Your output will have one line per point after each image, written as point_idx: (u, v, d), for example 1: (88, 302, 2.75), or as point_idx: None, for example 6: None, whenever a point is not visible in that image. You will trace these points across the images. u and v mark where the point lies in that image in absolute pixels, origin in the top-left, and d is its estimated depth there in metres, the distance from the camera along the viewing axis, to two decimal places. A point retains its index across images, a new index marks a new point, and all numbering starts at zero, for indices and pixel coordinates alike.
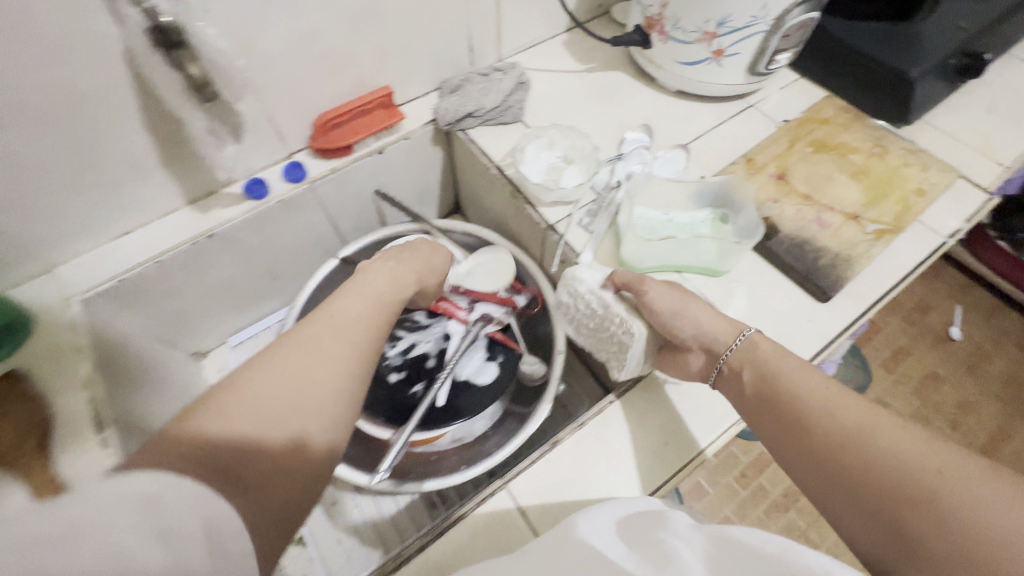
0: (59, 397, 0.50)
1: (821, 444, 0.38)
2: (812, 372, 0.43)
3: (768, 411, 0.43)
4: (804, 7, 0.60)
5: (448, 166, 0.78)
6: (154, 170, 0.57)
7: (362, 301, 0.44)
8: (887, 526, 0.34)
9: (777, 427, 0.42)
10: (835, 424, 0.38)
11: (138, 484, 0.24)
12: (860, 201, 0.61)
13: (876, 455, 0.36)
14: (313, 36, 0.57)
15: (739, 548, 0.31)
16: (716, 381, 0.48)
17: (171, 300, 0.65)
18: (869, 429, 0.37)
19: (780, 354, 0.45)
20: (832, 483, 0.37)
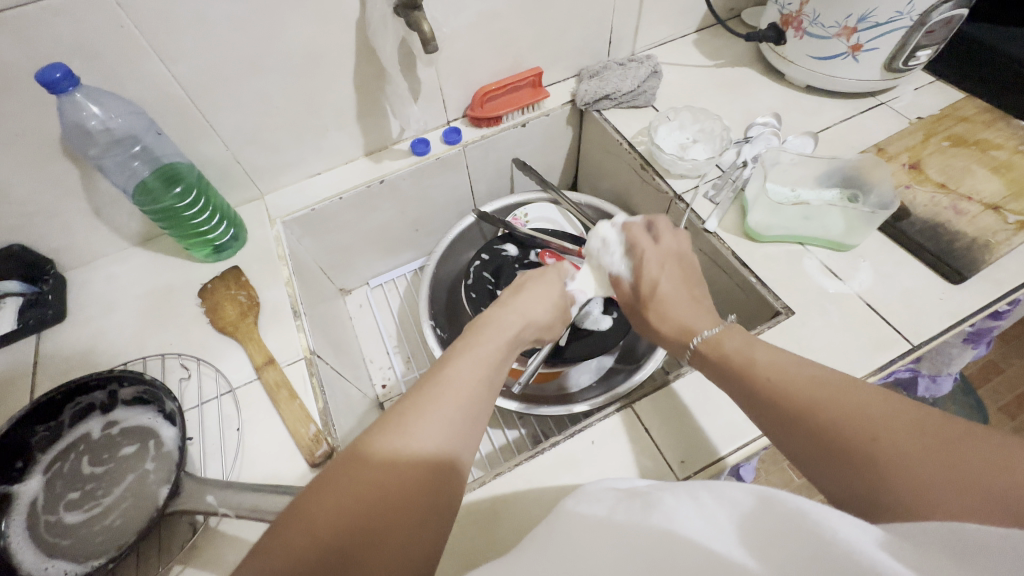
0: (268, 290, 0.63)
1: (780, 412, 0.39)
2: (807, 368, 0.41)
3: (734, 380, 0.44)
4: (953, 4, 0.62)
5: (576, 145, 0.87)
6: (350, 122, 0.70)
7: (479, 368, 0.43)
8: (845, 485, 0.34)
9: (781, 426, 0.39)
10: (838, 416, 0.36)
11: None
12: (1002, 193, 0.61)
13: (825, 416, 0.36)
14: (490, 18, 0.67)
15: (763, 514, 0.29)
16: (693, 361, 0.50)
17: (340, 235, 0.78)
18: (837, 397, 0.37)
19: (744, 335, 0.47)
20: (795, 446, 0.38)
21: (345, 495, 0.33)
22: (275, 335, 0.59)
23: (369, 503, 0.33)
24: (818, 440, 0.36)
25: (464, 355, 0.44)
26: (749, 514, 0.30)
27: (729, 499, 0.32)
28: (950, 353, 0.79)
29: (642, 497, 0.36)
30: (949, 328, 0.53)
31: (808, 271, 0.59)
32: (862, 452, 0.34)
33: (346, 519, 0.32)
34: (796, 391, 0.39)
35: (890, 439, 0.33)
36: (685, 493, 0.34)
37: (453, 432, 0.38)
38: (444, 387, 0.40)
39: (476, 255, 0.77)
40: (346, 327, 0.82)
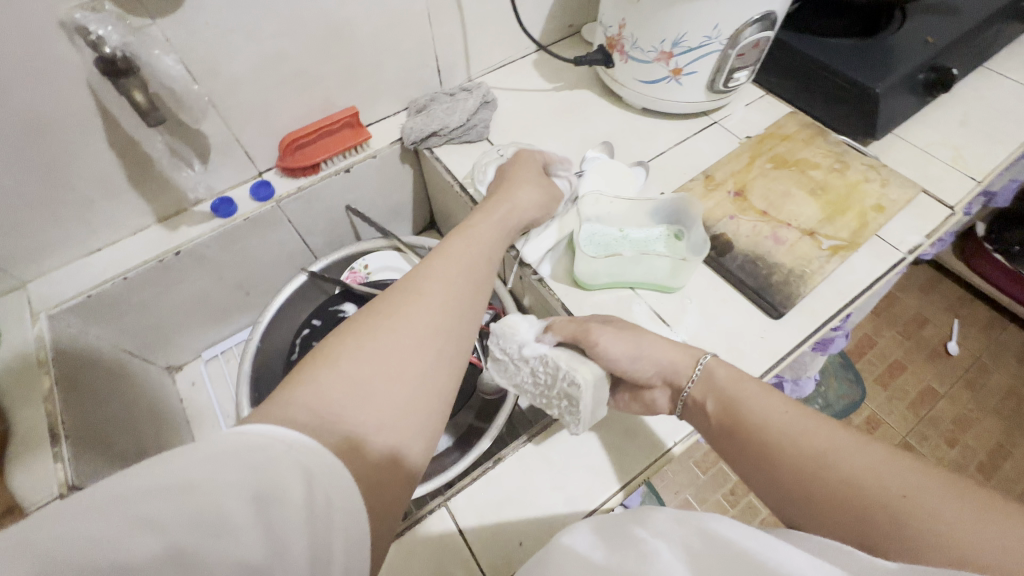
0: (20, 410, 0.52)
1: (783, 466, 0.39)
2: (778, 399, 0.42)
3: (734, 440, 0.43)
4: (758, 26, 0.61)
5: (420, 183, 0.80)
6: (123, 190, 0.59)
7: (470, 246, 0.49)
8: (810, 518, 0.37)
9: (752, 462, 0.41)
10: (807, 448, 0.38)
11: (253, 434, 0.28)
12: (818, 217, 0.61)
13: (828, 467, 0.37)
14: (276, 60, 0.59)
15: (722, 543, 0.31)
16: (683, 414, 0.49)
17: (142, 314, 0.67)
18: (810, 433, 0.39)
19: (743, 379, 0.45)
20: (768, 485, 0.40)
21: (371, 352, 0.36)
22: (24, 471, 0.48)
23: (386, 357, 0.36)
24: (790, 477, 0.38)
25: (463, 238, 0.49)
26: (730, 550, 0.30)
27: (710, 535, 0.32)
28: (803, 360, 0.81)
29: (621, 534, 0.35)
30: (768, 370, 0.52)
31: (637, 318, 0.56)
32: (897, 513, 0.33)
33: (365, 375, 0.35)
34: (772, 424, 0.41)
35: (915, 497, 0.33)
36: (675, 532, 0.34)
37: (455, 318, 0.42)
38: (447, 269, 0.45)
39: (306, 321, 0.69)
40: (169, 415, 0.71)
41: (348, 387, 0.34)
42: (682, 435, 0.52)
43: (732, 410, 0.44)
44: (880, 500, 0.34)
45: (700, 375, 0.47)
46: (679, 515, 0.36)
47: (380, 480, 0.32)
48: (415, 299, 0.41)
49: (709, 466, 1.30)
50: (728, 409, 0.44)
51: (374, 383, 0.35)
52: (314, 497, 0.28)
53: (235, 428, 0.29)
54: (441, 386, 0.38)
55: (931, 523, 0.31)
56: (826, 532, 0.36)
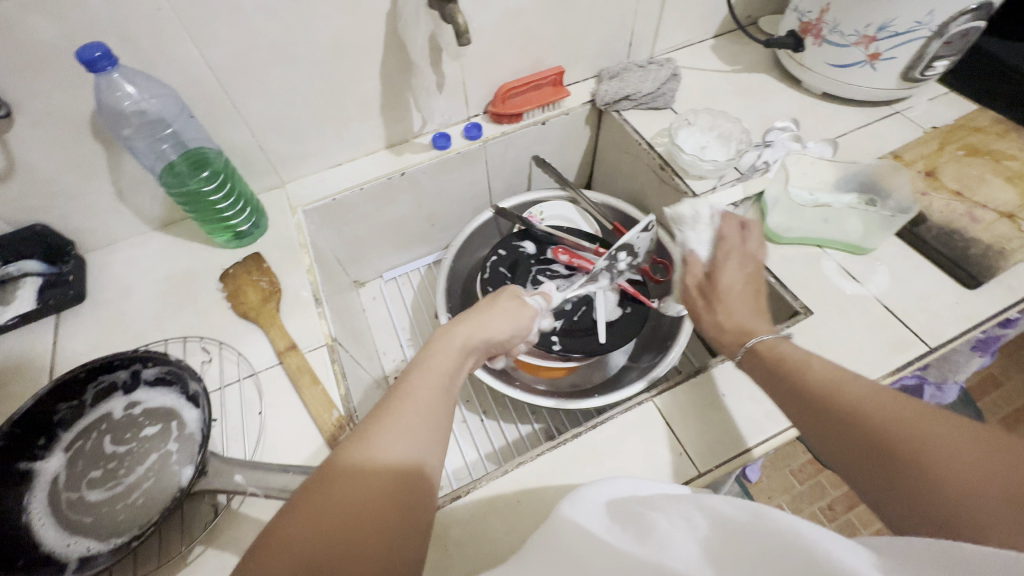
0: (289, 278, 0.63)
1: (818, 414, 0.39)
2: (848, 377, 0.39)
3: (794, 400, 0.41)
4: (971, 16, 0.63)
5: (593, 145, 0.88)
6: (374, 115, 0.71)
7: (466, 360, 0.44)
8: (876, 482, 0.34)
9: (813, 423, 0.39)
10: (869, 416, 0.35)
11: None
12: (1016, 202, 0.62)
13: (852, 417, 0.36)
14: (516, 16, 0.68)
15: (742, 527, 0.28)
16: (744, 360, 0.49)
17: (358, 226, 0.78)
18: (880, 406, 0.35)
19: (806, 355, 0.43)
20: (831, 448, 0.37)
21: (342, 504, 0.31)
22: (297, 320, 0.59)
23: (364, 503, 0.31)
24: (853, 444, 0.35)
25: (469, 330, 0.46)
26: (733, 527, 0.28)
27: (712, 511, 0.30)
28: (958, 361, 0.80)
29: (631, 513, 0.33)
30: (964, 332, 0.54)
31: (826, 272, 0.60)
32: (916, 467, 0.31)
33: (336, 516, 0.30)
34: (832, 393, 0.38)
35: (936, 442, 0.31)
36: (675, 509, 0.31)
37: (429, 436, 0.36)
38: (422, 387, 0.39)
39: (494, 250, 0.78)
40: (360, 319, 0.82)
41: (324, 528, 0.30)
42: (776, 434, 0.51)
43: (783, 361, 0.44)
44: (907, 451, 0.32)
45: (761, 342, 0.48)
46: (660, 500, 0.34)
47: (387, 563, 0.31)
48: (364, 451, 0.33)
49: (806, 478, 1.27)
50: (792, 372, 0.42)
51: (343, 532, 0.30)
52: None
53: None
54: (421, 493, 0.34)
55: (942, 481, 0.30)
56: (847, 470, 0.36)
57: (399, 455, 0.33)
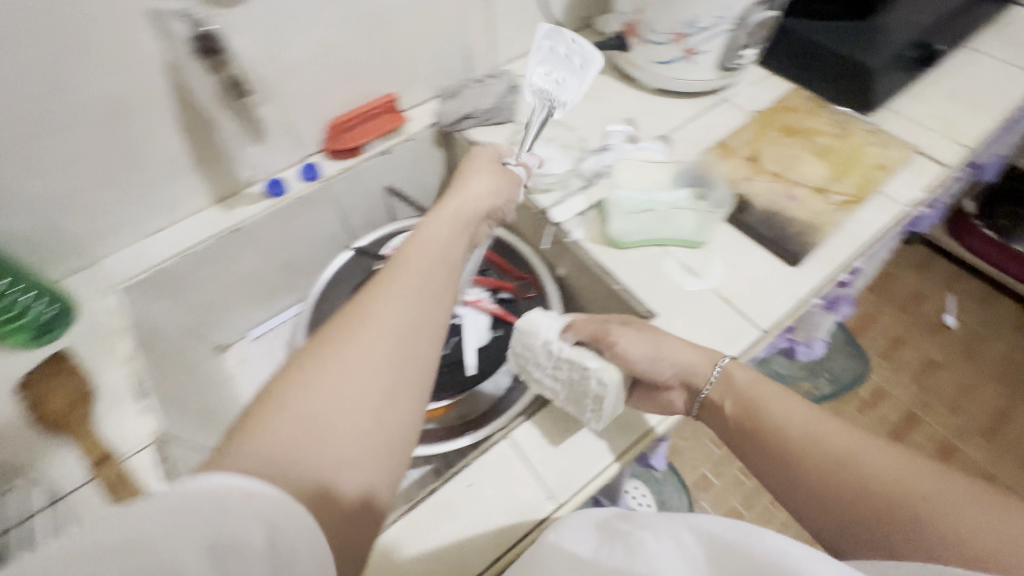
0: (104, 373, 0.56)
1: (802, 461, 0.44)
2: (804, 415, 0.47)
3: (760, 444, 0.48)
4: (763, 6, 0.67)
5: (451, 165, 0.85)
6: (186, 171, 0.64)
7: (431, 257, 0.47)
8: (849, 521, 0.41)
9: (780, 469, 0.46)
10: (835, 459, 0.43)
11: (211, 482, 0.26)
12: (826, 176, 0.66)
13: (828, 469, 0.43)
14: (328, 48, 0.64)
15: (727, 548, 0.31)
16: (699, 412, 0.53)
17: (199, 292, 0.71)
18: (843, 453, 0.43)
19: (760, 385, 0.50)
20: (800, 493, 0.44)
21: (324, 399, 0.34)
22: (117, 423, 0.52)
23: (349, 410, 0.34)
24: (825, 484, 0.42)
25: (428, 233, 0.50)
26: (723, 545, 0.32)
27: (700, 529, 0.34)
28: (815, 320, 0.86)
29: (617, 530, 0.37)
30: (792, 309, 0.58)
31: (667, 271, 0.61)
32: (904, 509, 0.38)
33: (318, 416, 0.33)
34: (793, 434, 0.46)
35: (914, 485, 0.39)
36: (664, 528, 0.35)
37: (396, 347, 0.38)
38: (396, 283, 0.42)
39: None
40: (223, 390, 0.75)
41: (282, 451, 0.31)
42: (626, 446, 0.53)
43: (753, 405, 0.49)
44: (893, 496, 0.39)
45: (719, 376, 0.51)
46: (649, 518, 0.37)
47: (348, 522, 0.32)
48: (326, 386, 0.34)
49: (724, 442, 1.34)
50: (751, 414, 0.49)
51: (311, 455, 0.32)
52: (273, 544, 0.26)
53: (193, 479, 0.26)
54: (394, 433, 0.36)
55: (913, 526, 0.37)
56: (822, 519, 0.43)
57: (361, 385, 0.35)
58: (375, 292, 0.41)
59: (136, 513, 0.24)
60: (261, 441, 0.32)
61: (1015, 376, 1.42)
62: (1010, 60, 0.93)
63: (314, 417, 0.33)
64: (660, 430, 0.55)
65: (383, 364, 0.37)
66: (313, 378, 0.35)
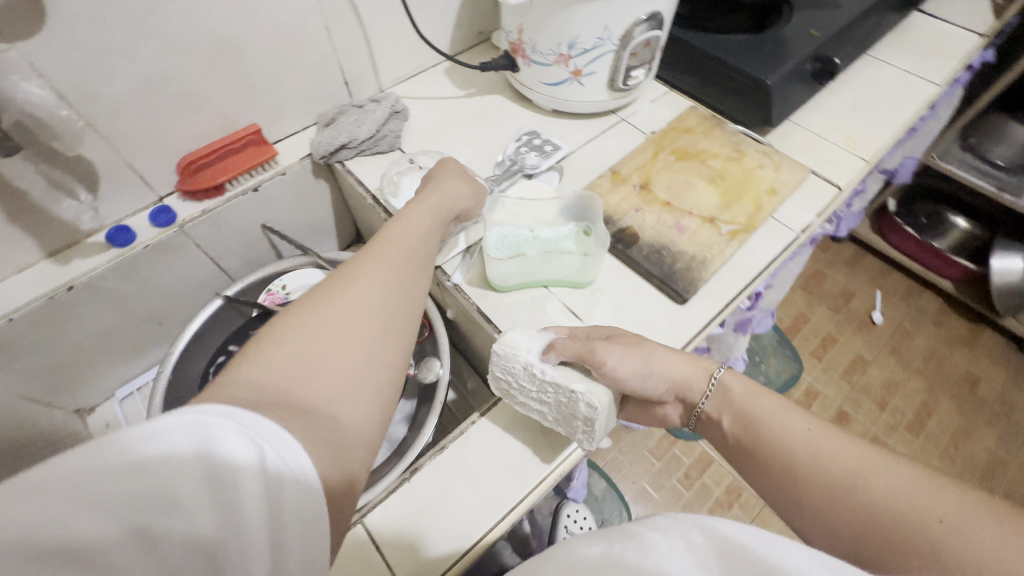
0: None
1: (798, 478, 0.41)
2: (796, 419, 0.44)
3: (755, 456, 0.45)
4: (645, 26, 0.63)
5: (338, 196, 0.79)
6: (1, 226, 0.55)
7: (413, 230, 0.48)
8: (854, 538, 0.37)
9: (777, 482, 0.43)
10: (833, 471, 0.39)
11: (164, 425, 0.25)
12: (717, 203, 0.64)
13: (829, 480, 0.39)
14: (163, 80, 0.57)
15: (732, 547, 0.28)
16: (697, 427, 0.51)
17: (39, 357, 0.63)
18: (845, 463, 0.39)
19: (757, 394, 0.47)
20: (800, 508, 0.41)
21: (314, 336, 0.34)
22: None
23: (334, 344, 0.35)
24: (825, 496, 0.39)
25: (405, 219, 0.50)
26: (733, 551, 0.28)
27: (706, 533, 0.30)
28: (729, 340, 0.84)
29: (626, 532, 0.32)
30: None
31: (550, 314, 0.57)
32: (909, 524, 0.34)
33: (306, 351, 0.34)
34: (786, 442, 0.43)
35: (915, 499, 0.35)
36: (673, 528, 0.31)
37: (389, 298, 0.40)
38: (382, 249, 0.44)
39: (222, 347, 0.67)
40: None
41: (283, 368, 0.32)
42: (498, 520, 0.46)
43: (750, 419, 0.46)
44: (893, 509, 0.35)
45: (715, 389, 0.49)
46: (662, 516, 0.33)
47: (334, 453, 0.31)
48: (333, 315, 0.36)
49: (663, 454, 1.33)
50: (746, 425, 0.46)
51: (298, 385, 0.32)
52: (221, 506, 0.24)
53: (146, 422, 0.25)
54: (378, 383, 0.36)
55: (934, 543, 0.33)
56: (830, 540, 0.39)
57: (359, 320, 0.37)
58: (370, 255, 0.43)
59: (64, 461, 0.23)
60: (245, 380, 0.31)
61: (937, 369, 1.47)
62: (910, 69, 0.94)
63: (307, 355, 0.34)
64: (539, 493, 0.49)
65: (378, 311, 0.38)
66: (287, 325, 0.35)
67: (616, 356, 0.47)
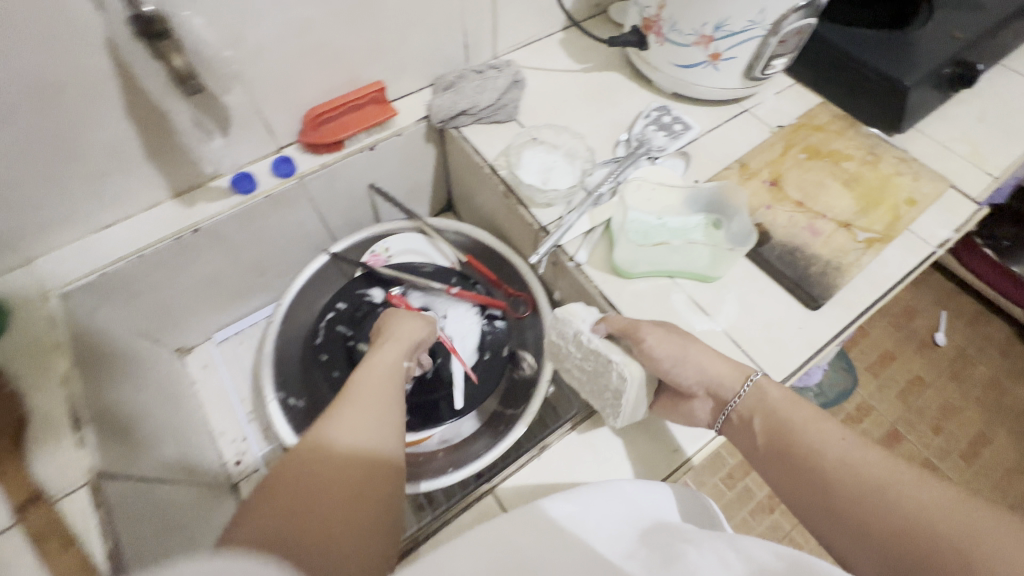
0: (34, 395, 0.49)
1: (828, 486, 0.39)
2: (831, 425, 0.42)
3: (784, 459, 0.42)
4: (800, 14, 0.59)
5: (443, 163, 0.78)
6: (137, 162, 0.56)
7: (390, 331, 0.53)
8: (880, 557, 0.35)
9: (803, 489, 0.40)
10: (859, 480, 0.37)
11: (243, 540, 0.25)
12: (852, 209, 0.61)
13: (857, 491, 0.37)
14: (305, 28, 0.55)
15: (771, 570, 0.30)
16: (723, 428, 0.47)
17: (156, 294, 0.64)
18: (882, 480, 0.37)
19: (792, 399, 0.44)
20: (825, 517, 0.39)
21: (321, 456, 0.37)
22: (44, 458, 0.46)
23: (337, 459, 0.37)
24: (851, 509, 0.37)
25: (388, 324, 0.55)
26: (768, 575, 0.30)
27: (745, 552, 0.31)
28: None
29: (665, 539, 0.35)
30: (807, 360, 0.53)
31: (675, 307, 0.56)
32: (939, 542, 0.32)
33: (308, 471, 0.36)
34: (818, 446, 0.40)
35: (951, 517, 0.33)
36: (708, 546, 0.33)
37: (389, 407, 0.43)
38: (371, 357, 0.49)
39: (329, 306, 0.66)
40: (184, 399, 0.69)
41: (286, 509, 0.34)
42: None
43: (782, 422, 0.43)
44: (923, 526, 0.33)
45: (750, 391, 0.46)
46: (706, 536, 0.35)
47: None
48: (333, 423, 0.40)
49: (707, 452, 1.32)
50: (776, 428, 0.43)
51: (299, 486, 0.35)
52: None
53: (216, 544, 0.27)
54: (376, 485, 0.38)
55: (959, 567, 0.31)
56: (855, 554, 0.37)
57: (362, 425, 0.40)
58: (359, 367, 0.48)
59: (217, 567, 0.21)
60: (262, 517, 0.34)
61: (998, 399, 1.42)
62: None
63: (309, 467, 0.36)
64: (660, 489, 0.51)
65: (381, 419, 0.41)
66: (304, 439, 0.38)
67: (659, 336, 0.48)
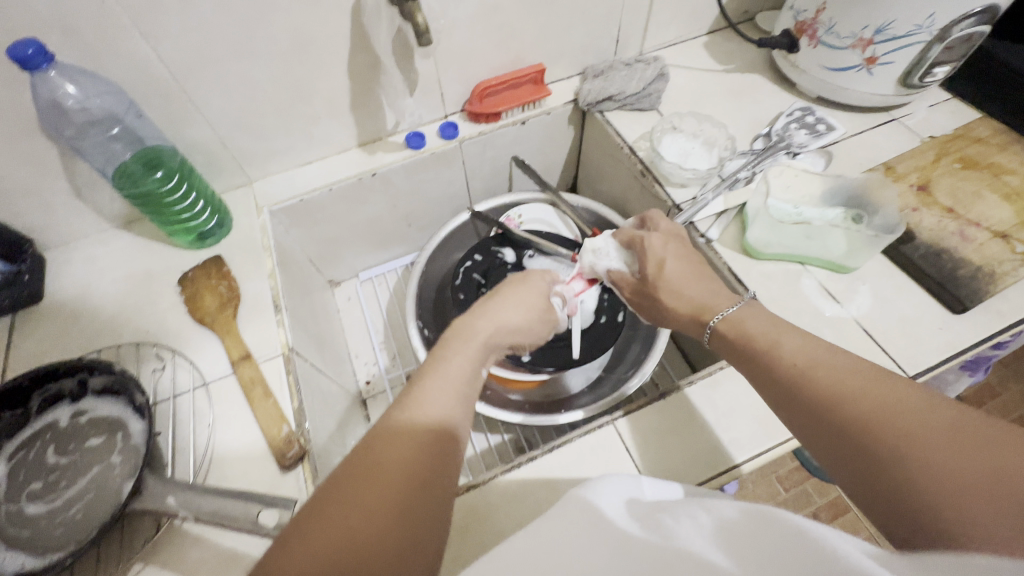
0: (248, 281, 0.61)
1: (790, 397, 0.37)
2: (812, 341, 0.39)
3: (762, 373, 0.40)
4: (974, 21, 0.58)
5: (577, 145, 0.85)
6: (344, 111, 0.68)
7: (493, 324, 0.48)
8: (859, 472, 0.32)
9: (787, 406, 0.38)
10: (830, 386, 0.35)
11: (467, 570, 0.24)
12: (1012, 220, 0.58)
13: (831, 397, 0.34)
14: (494, 11, 0.65)
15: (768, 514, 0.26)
16: (710, 342, 0.47)
17: (330, 226, 0.76)
18: (853, 384, 0.34)
19: (774, 320, 0.43)
20: (807, 431, 0.36)
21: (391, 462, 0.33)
22: (254, 328, 0.58)
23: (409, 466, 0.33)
24: (827, 419, 0.34)
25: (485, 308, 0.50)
26: (735, 529, 0.26)
27: (715, 512, 0.27)
28: (947, 380, 0.71)
29: (655, 514, 0.30)
30: (947, 360, 0.52)
31: (805, 291, 0.57)
32: (907, 441, 0.30)
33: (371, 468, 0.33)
34: (792, 357, 0.38)
35: (913, 418, 0.31)
36: (682, 508, 0.29)
37: (455, 405, 0.39)
38: (457, 340, 0.45)
39: (468, 255, 0.75)
40: (333, 320, 0.81)
41: (342, 533, 0.30)
42: (750, 456, 0.50)
43: (751, 339, 0.42)
44: (890, 427, 0.31)
45: (728, 315, 0.45)
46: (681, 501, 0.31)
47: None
48: (392, 417, 0.36)
49: None
50: (754, 345, 0.41)
51: (347, 506, 0.31)
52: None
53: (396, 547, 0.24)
54: (432, 493, 0.33)
55: (933, 470, 0.28)
56: (839, 470, 0.34)
57: (423, 417, 0.36)
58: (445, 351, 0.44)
59: None
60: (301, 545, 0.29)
61: None
62: None
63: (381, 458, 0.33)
64: (785, 450, 0.50)
65: (443, 414, 0.37)
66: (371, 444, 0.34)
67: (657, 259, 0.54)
